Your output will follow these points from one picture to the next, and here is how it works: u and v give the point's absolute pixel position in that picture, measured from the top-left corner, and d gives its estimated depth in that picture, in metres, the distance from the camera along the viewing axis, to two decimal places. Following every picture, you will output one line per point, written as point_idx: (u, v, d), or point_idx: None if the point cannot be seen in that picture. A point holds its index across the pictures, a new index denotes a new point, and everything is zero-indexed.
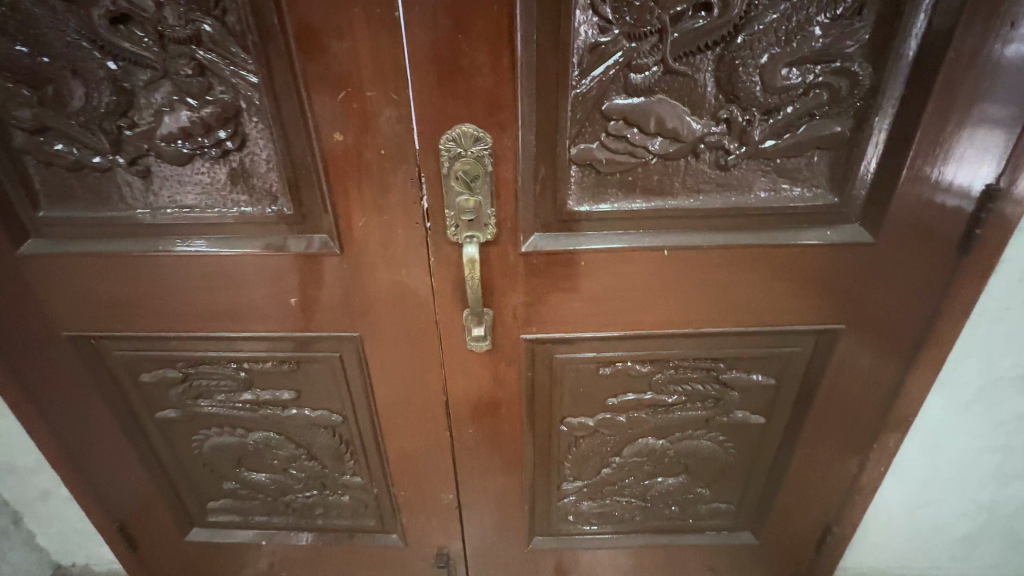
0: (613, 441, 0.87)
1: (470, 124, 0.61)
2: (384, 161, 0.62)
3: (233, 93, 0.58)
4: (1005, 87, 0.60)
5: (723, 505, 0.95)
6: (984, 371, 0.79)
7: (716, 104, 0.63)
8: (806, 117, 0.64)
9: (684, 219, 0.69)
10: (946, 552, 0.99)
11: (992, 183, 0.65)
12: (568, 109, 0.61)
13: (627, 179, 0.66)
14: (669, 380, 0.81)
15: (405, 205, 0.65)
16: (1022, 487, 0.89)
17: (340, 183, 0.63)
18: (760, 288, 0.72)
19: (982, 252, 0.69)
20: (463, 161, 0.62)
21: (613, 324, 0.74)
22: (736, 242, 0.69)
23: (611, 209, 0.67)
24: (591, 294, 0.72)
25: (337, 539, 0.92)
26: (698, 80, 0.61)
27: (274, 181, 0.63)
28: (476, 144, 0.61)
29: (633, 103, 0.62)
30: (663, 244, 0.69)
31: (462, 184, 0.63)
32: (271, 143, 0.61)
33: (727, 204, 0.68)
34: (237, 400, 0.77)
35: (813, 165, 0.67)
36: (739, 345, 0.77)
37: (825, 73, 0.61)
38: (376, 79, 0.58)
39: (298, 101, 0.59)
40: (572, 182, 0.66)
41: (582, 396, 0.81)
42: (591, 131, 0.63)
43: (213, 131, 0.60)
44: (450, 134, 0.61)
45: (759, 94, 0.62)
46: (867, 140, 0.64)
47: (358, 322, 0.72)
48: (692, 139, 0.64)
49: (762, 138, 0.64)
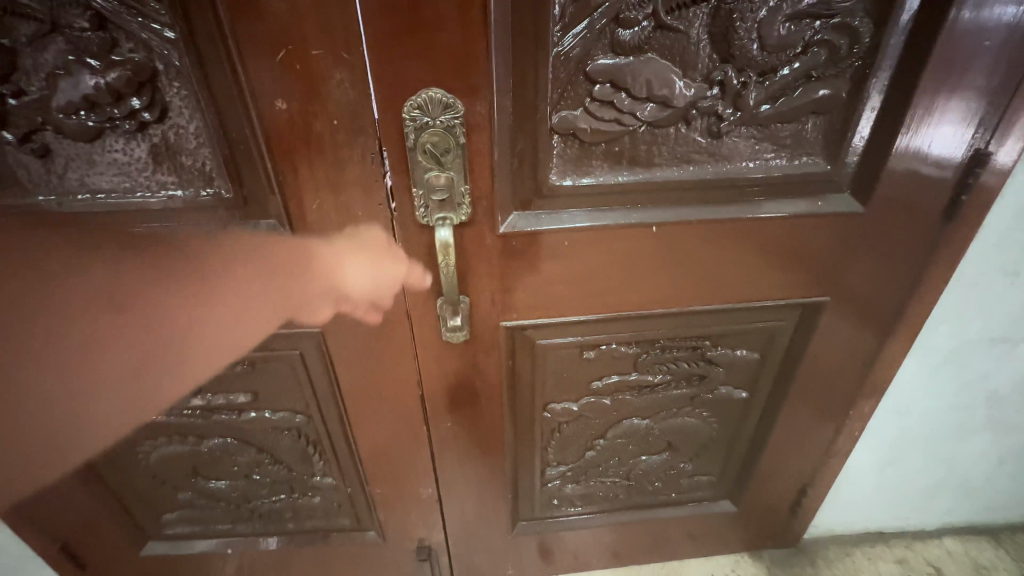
0: (598, 425, 0.82)
1: (437, 87, 0.50)
2: (338, 133, 0.53)
3: (146, 52, 0.48)
4: (972, 55, 0.54)
5: (705, 478, 0.93)
6: (954, 335, 0.78)
7: (712, 65, 0.53)
8: (803, 80, 0.55)
9: (675, 193, 0.60)
10: (907, 504, 1.03)
11: (980, 148, 0.59)
12: (547, 69, 0.51)
13: (616, 151, 0.57)
14: (655, 360, 0.75)
15: (366, 183, 0.56)
16: (980, 439, 0.92)
17: (287, 161, 0.54)
18: (752, 263, 0.66)
19: (973, 218, 0.64)
20: (430, 131, 0.52)
21: (597, 307, 0.67)
22: (726, 215, 0.62)
23: (596, 184, 0.58)
24: (574, 276, 0.64)
25: (310, 540, 0.91)
26: (691, 37, 0.52)
27: (206, 159, 0.54)
28: (446, 112, 0.51)
29: (624, 64, 0.52)
30: (652, 221, 0.61)
31: (430, 160, 0.53)
32: (197, 114, 0.51)
33: (718, 175, 0.59)
34: (186, 406, 0.73)
35: (806, 133, 0.59)
36: (725, 321, 0.72)
37: (824, 29, 0.53)
38: (322, 34, 0.48)
39: (227, 63, 0.48)
40: (553, 156, 0.56)
41: (565, 380, 0.75)
42: (575, 95, 0.53)
43: (123, 100, 0.50)
44: (416, 100, 0.51)
45: (756, 53, 0.53)
46: (863, 103, 0.57)
47: (318, 315, 0.65)
48: (684, 105, 0.55)
49: (757, 103, 0.56)
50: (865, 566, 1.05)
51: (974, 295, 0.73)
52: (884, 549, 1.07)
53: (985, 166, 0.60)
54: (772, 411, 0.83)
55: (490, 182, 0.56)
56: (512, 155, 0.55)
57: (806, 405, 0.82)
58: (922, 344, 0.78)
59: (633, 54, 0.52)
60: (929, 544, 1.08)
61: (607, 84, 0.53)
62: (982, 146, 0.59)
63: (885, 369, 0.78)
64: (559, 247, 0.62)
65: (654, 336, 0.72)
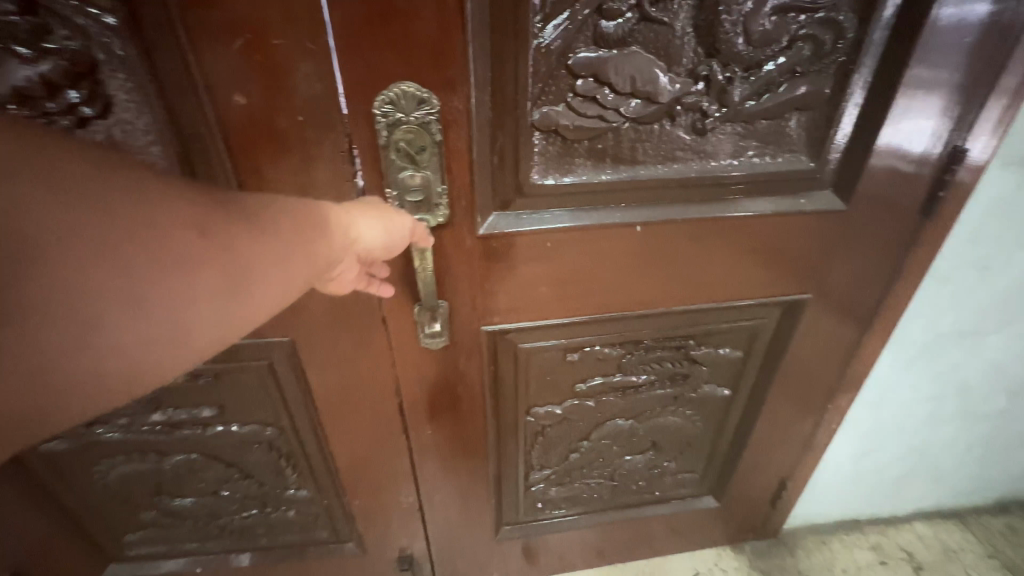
0: (582, 428, 0.80)
1: (410, 81, 0.47)
2: (304, 130, 0.49)
3: (84, 40, 0.43)
4: (951, 53, 0.54)
5: (688, 475, 0.93)
6: (929, 329, 0.79)
7: (697, 60, 0.52)
8: (788, 75, 0.54)
9: (659, 192, 0.58)
10: (881, 492, 1.06)
11: (957, 145, 0.60)
12: (527, 63, 0.49)
13: (599, 148, 0.55)
14: (639, 360, 0.74)
15: (336, 183, 0.52)
16: (950, 428, 0.95)
17: (249, 160, 0.50)
18: (736, 261, 0.65)
19: (948, 214, 0.65)
20: (404, 128, 0.49)
21: (581, 309, 0.65)
22: (710, 214, 0.60)
23: (578, 183, 0.56)
24: (557, 278, 0.62)
25: (285, 555, 0.87)
26: (676, 30, 0.50)
27: (158, 158, 0.49)
28: (420, 107, 0.48)
29: (607, 58, 0.50)
30: (637, 220, 0.59)
31: (404, 158, 0.50)
32: (145, 109, 0.47)
33: (702, 173, 0.58)
34: (145, 422, 0.68)
35: (790, 130, 0.58)
36: (709, 321, 0.71)
37: (809, 23, 0.52)
38: (284, 22, 0.44)
39: (179, 53, 0.44)
40: (534, 154, 0.54)
41: (548, 383, 0.73)
42: (556, 90, 0.51)
43: (59, 93, 0.45)
44: (387, 94, 0.48)
45: (742, 48, 0.52)
46: (845, 99, 0.57)
47: (287, 323, 0.61)
48: (669, 101, 0.53)
49: (742, 98, 0.54)
50: (842, 554, 1.07)
51: (948, 289, 0.74)
52: (859, 536, 1.10)
53: (961, 164, 0.61)
54: (754, 407, 0.83)
55: (468, 182, 0.54)
56: (491, 152, 0.52)
57: (788, 401, 0.82)
58: (898, 338, 0.79)
59: (616, 48, 0.50)
60: (901, 529, 1.11)
61: (589, 79, 0.51)
62: (959, 143, 0.59)
63: (863, 363, 0.79)
64: (541, 248, 0.59)
65: (639, 336, 0.70)
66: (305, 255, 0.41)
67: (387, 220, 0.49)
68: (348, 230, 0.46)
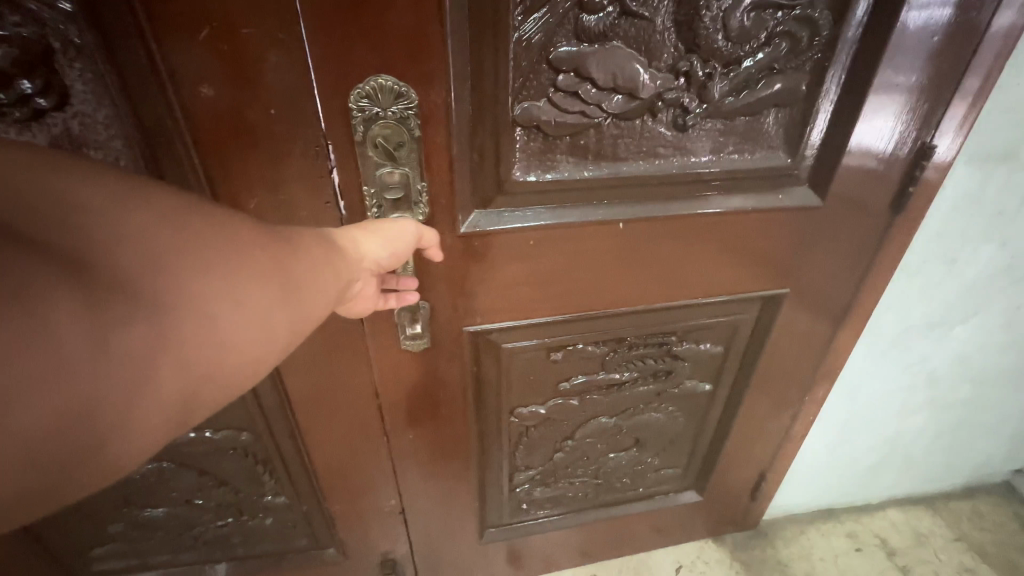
0: (567, 427, 0.80)
1: (387, 74, 0.46)
2: (276, 124, 0.47)
3: (35, 26, 0.41)
4: (920, 51, 0.55)
5: (671, 471, 0.93)
6: (899, 322, 0.81)
7: (677, 56, 0.52)
8: (766, 72, 0.55)
9: (641, 189, 0.59)
10: (855, 481, 1.09)
11: (925, 142, 0.61)
12: (508, 56, 0.48)
13: (582, 145, 0.55)
14: (623, 359, 0.74)
15: (310, 180, 0.51)
16: (920, 417, 0.98)
17: (218, 155, 0.48)
18: (715, 258, 0.66)
19: (916, 209, 0.66)
20: (381, 123, 0.48)
21: (564, 308, 0.65)
22: (692, 210, 0.61)
23: (561, 180, 0.55)
24: (540, 276, 0.62)
25: (263, 564, 0.85)
26: (657, 25, 0.50)
27: (120, 153, 0.47)
28: (398, 101, 0.48)
29: (588, 52, 0.49)
30: (619, 217, 0.59)
31: (382, 154, 0.49)
32: (106, 100, 0.44)
33: (684, 168, 0.58)
34: None
35: (768, 126, 0.59)
36: (690, 317, 0.72)
37: (787, 19, 0.52)
38: (252, 10, 0.42)
39: (140, 42, 0.42)
40: (516, 151, 0.53)
41: (532, 383, 0.73)
42: (537, 85, 0.50)
43: (10, 83, 0.42)
44: (362, 88, 0.46)
45: (722, 43, 0.52)
46: (820, 96, 0.58)
47: None
48: (650, 96, 0.53)
49: (722, 95, 0.55)
50: (819, 543, 1.10)
51: (917, 282, 0.76)
52: (835, 524, 1.13)
53: (929, 160, 0.62)
54: (735, 401, 0.84)
55: (449, 178, 0.53)
56: (472, 147, 0.52)
57: (766, 395, 0.84)
58: (871, 331, 0.81)
59: (598, 42, 0.49)
60: (874, 516, 1.14)
61: (572, 74, 0.50)
62: (928, 140, 0.61)
63: (838, 356, 0.81)
64: (524, 246, 0.59)
65: (621, 335, 0.71)
66: (333, 286, 0.41)
67: (391, 239, 0.49)
68: (356, 248, 0.46)
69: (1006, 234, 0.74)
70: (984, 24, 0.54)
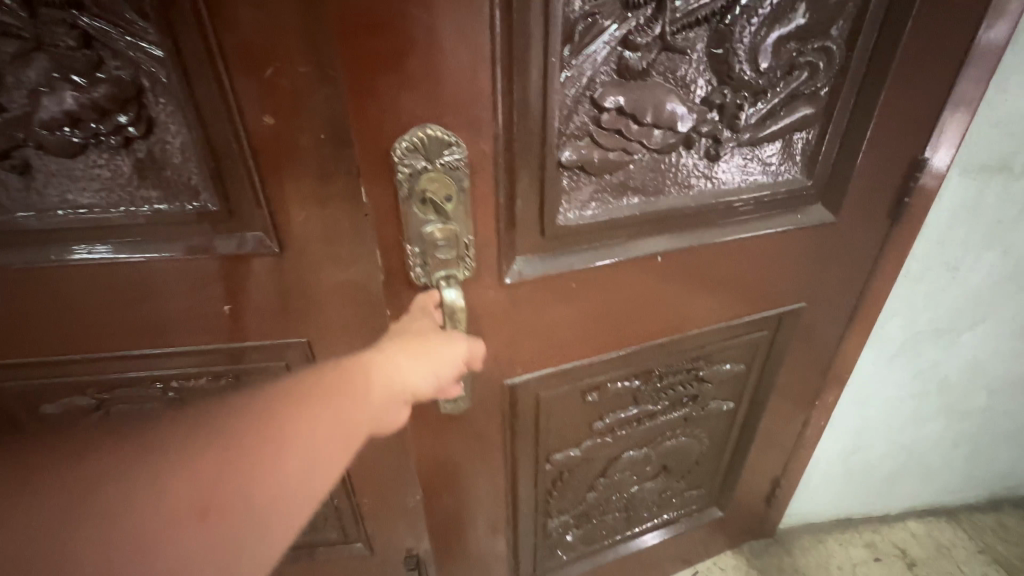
0: (596, 460, 0.84)
1: (432, 125, 0.49)
2: (323, 147, 0.54)
3: (132, 69, 0.49)
4: (914, 74, 0.60)
5: (696, 492, 0.97)
6: (906, 327, 0.84)
7: (710, 88, 0.57)
8: (790, 100, 0.60)
9: (674, 222, 0.64)
10: (873, 490, 1.09)
11: (917, 155, 0.65)
12: (558, 96, 0.52)
13: (621, 179, 0.59)
14: (652, 391, 0.79)
15: (352, 197, 0.57)
16: (935, 425, 0.99)
17: (273, 175, 0.55)
18: (736, 280, 0.70)
19: (913, 218, 0.70)
20: (427, 177, 0.51)
21: (602, 332, 0.69)
22: (720, 236, 0.66)
23: (601, 220, 0.60)
24: (580, 310, 0.66)
25: (296, 555, 0.91)
26: (691, 62, 0.56)
27: (193, 173, 0.54)
28: (442, 151, 0.50)
29: (631, 87, 0.54)
30: (656, 251, 0.64)
31: (426, 206, 0.52)
32: (185, 129, 0.52)
33: (715, 197, 0.63)
34: (167, 422, 0.73)
35: (793, 147, 0.64)
36: (713, 342, 0.76)
37: (807, 51, 0.58)
38: (308, 52, 0.49)
39: (216, 81, 0.49)
40: (563, 192, 0.58)
41: (568, 427, 0.78)
42: (581, 124, 0.55)
43: (109, 116, 0.50)
44: (409, 142, 0.49)
45: (750, 76, 0.58)
46: (833, 120, 0.62)
47: (304, 325, 0.66)
48: (686, 130, 0.58)
49: (751, 123, 0.60)
50: (837, 552, 1.10)
51: (921, 289, 0.79)
52: (853, 534, 1.13)
53: (923, 170, 0.66)
54: (754, 411, 0.87)
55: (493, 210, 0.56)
56: (514, 175, 0.55)
57: (777, 399, 0.86)
58: (878, 336, 0.84)
59: (641, 79, 0.55)
60: (894, 527, 1.14)
61: (616, 110, 0.55)
62: (920, 154, 0.65)
63: (844, 361, 0.84)
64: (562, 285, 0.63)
65: (646, 368, 0.75)
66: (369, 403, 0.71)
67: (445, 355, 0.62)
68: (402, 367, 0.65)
69: (1008, 241, 0.76)
70: (966, 45, 0.59)
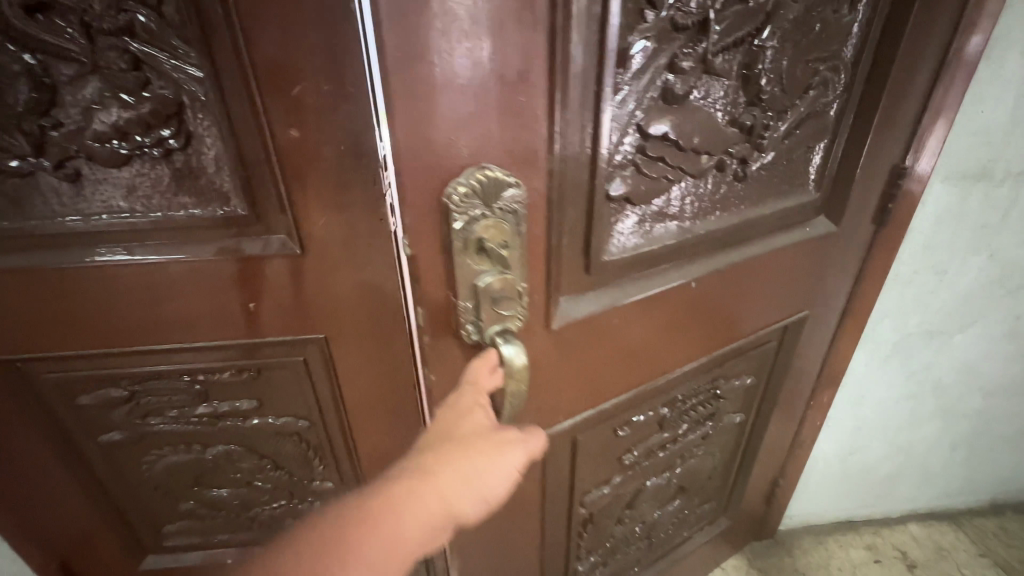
0: (624, 491, 0.86)
1: (489, 167, 0.49)
2: (343, 158, 0.59)
3: (174, 88, 0.55)
4: (897, 86, 0.63)
5: (708, 505, 0.99)
6: (897, 329, 0.87)
7: (739, 108, 0.60)
8: (807, 116, 0.64)
9: (704, 250, 0.66)
10: (873, 492, 1.11)
11: (899, 163, 0.69)
12: (607, 127, 0.53)
13: (660, 206, 0.61)
14: (676, 416, 0.81)
15: (368, 204, 0.62)
16: (933, 426, 1.01)
17: (297, 183, 0.60)
18: (749, 300, 0.73)
19: (898, 223, 0.74)
20: (485, 224, 0.51)
21: (636, 362, 0.70)
22: (743, 261, 0.68)
23: (640, 254, 0.62)
24: (617, 343, 0.67)
25: None
26: (725, 86, 0.58)
27: (226, 181, 0.60)
28: (500, 193, 0.50)
29: (673, 111, 0.56)
30: (689, 278, 0.66)
31: (483, 251, 0.52)
32: (220, 141, 0.58)
33: (743, 220, 0.66)
34: (192, 414, 0.77)
35: (809, 160, 0.68)
36: (728, 363, 0.79)
37: (823, 70, 0.62)
38: (329, 72, 0.54)
39: (249, 99, 0.55)
40: (608, 224, 0.59)
41: (598, 462, 0.79)
42: (626, 156, 0.56)
43: (153, 129, 0.56)
44: (468, 189, 0.49)
45: (777, 95, 0.61)
46: (840, 134, 0.67)
47: (322, 323, 0.71)
48: (721, 151, 0.61)
49: (776, 139, 0.64)
50: (838, 553, 1.11)
51: (910, 291, 0.82)
52: (854, 536, 1.14)
53: (906, 177, 0.70)
54: (756, 415, 0.89)
55: (544, 246, 0.56)
56: (558, 213, 0.55)
57: (776, 401, 0.89)
58: (870, 338, 0.87)
59: (683, 104, 0.57)
60: (895, 530, 1.15)
61: (660, 134, 0.57)
62: (902, 162, 0.69)
63: (838, 361, 0.87)
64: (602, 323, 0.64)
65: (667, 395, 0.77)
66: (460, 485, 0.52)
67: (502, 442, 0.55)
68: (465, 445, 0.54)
69: (993, 246, 0.80)
70: (945, 59, 0.62)
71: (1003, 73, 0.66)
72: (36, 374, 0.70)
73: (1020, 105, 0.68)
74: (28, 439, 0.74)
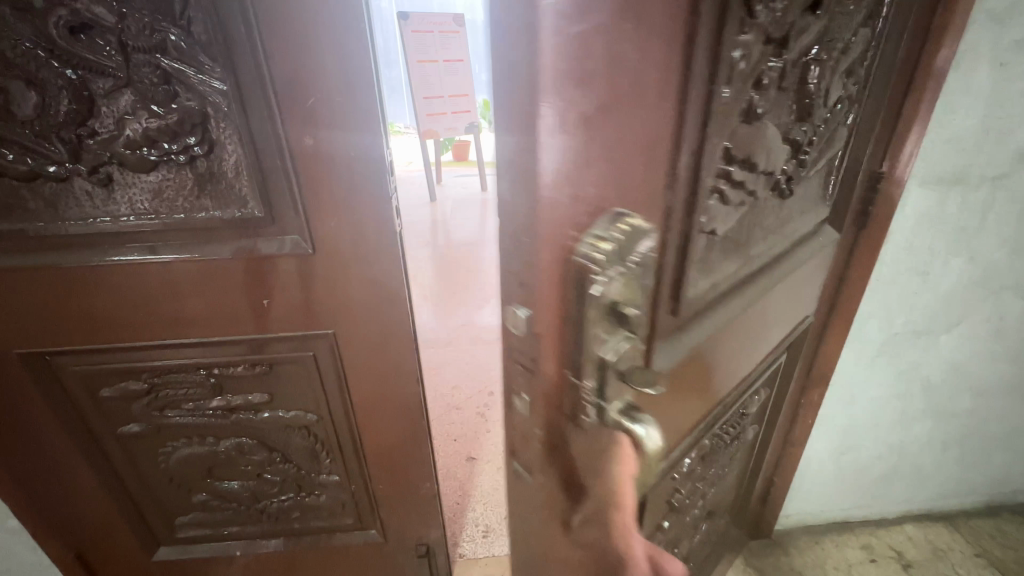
0: (668, 535, 0.75)
1: (630, 211, 0.31)
2: (352, 165, 0.64)
3: (200, 101, 0.59)
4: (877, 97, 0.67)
5: (722, 520, 0.97)
6: (884, 329, 0.90)
7: (795, 125, 0.54)
8: (826, 137, 0.61)
9: (761, 269, 0.59)
10: (867, 492, 1.13)
11: (876, 168, 0.73)
12: (710, 152, 0.39)
13: (737, 242, 0.51)
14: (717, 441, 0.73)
15: (376, 207, 0.67)
16: (924, 426, 1.03)
17: (310, 187, 0.65)
18: (780, 311, 0.69)
19: (879, 225, 0.77)
20: (624, 282, 0.32)
21: (697, 402, 0.59)
22: (785, 272, 0.63)
23: (722, 283, 0.51)
24: (687, 387, 0.54)
25: (315, 540, 0.98)
26: (783, 104, 0.50)
27: (243, 186, 0.64)
28: (641, 249, 0.32)
29: (756, 137, 0.47)
30: (750, 302, 0.58)
31: (618, 319, 0.33)
32: (239, 149, 0.62)
33: (786, 232, 0.61)
34: (206, 407, 0.81)
35: (819, 181, 0.65)
36: (757, 377, 0.75)
37: (844, 87, 0.60)
38: (343, 87, 0.60)
39: (268, 110, 0.60)
40: (696, 264, 0.44)
41: (650, 513, 0.66)
42: (722, 177, 0.43)
43: (179, 137, 0.61)
44: (601, 231, 0.31)
45: (813, 115, 0.56)
46: (844, 149, 0.67)
47: (332, 320, 0.75)
48: (775, 176, 0.54)
49: (805, 162, 0.59)
50: (834, 554, 1.13)
51: (894, 292, 0.86)
52: (850, 536, 1.16)
53: (884, 182, 0.74)
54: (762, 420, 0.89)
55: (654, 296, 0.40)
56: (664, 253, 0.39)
57: (775, 404, 0.90)
58: (857, 338, 0.90)
59: (761, 127, 0.47)
60: (891, 530, 1.17)
61: (746, 163, 0.46)
62: (877, 168, 0.73)
63: (826, 360, 0.90)
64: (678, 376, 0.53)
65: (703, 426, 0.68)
66: None
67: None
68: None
69: (973, 248, 0.83)
70: (917, 71, 0.66)
71: (974, 84, 0.70)
72: (62, 366, 0.75)
73: (991, 113, 0.72)
74: (52, 431, 0.78)
